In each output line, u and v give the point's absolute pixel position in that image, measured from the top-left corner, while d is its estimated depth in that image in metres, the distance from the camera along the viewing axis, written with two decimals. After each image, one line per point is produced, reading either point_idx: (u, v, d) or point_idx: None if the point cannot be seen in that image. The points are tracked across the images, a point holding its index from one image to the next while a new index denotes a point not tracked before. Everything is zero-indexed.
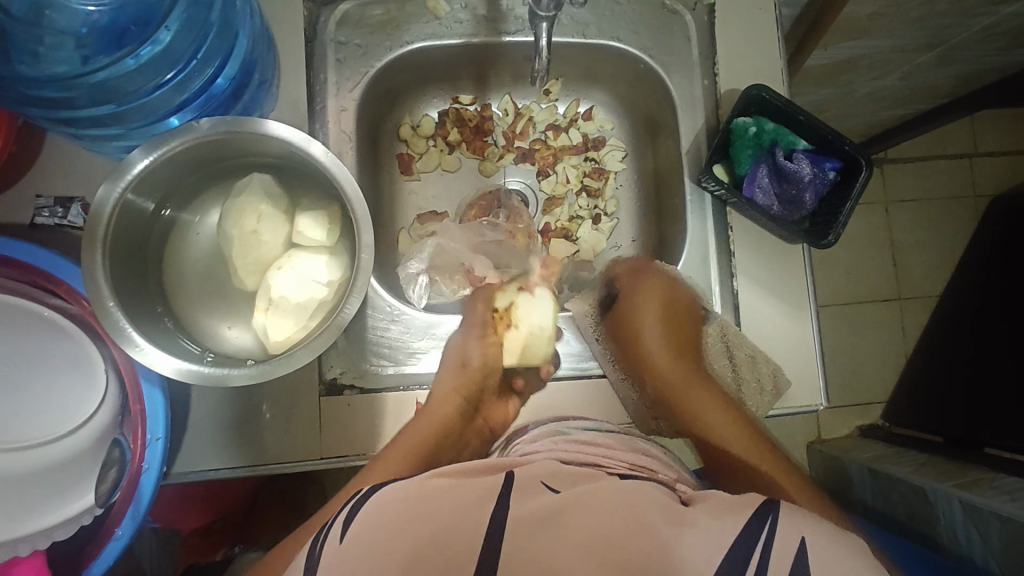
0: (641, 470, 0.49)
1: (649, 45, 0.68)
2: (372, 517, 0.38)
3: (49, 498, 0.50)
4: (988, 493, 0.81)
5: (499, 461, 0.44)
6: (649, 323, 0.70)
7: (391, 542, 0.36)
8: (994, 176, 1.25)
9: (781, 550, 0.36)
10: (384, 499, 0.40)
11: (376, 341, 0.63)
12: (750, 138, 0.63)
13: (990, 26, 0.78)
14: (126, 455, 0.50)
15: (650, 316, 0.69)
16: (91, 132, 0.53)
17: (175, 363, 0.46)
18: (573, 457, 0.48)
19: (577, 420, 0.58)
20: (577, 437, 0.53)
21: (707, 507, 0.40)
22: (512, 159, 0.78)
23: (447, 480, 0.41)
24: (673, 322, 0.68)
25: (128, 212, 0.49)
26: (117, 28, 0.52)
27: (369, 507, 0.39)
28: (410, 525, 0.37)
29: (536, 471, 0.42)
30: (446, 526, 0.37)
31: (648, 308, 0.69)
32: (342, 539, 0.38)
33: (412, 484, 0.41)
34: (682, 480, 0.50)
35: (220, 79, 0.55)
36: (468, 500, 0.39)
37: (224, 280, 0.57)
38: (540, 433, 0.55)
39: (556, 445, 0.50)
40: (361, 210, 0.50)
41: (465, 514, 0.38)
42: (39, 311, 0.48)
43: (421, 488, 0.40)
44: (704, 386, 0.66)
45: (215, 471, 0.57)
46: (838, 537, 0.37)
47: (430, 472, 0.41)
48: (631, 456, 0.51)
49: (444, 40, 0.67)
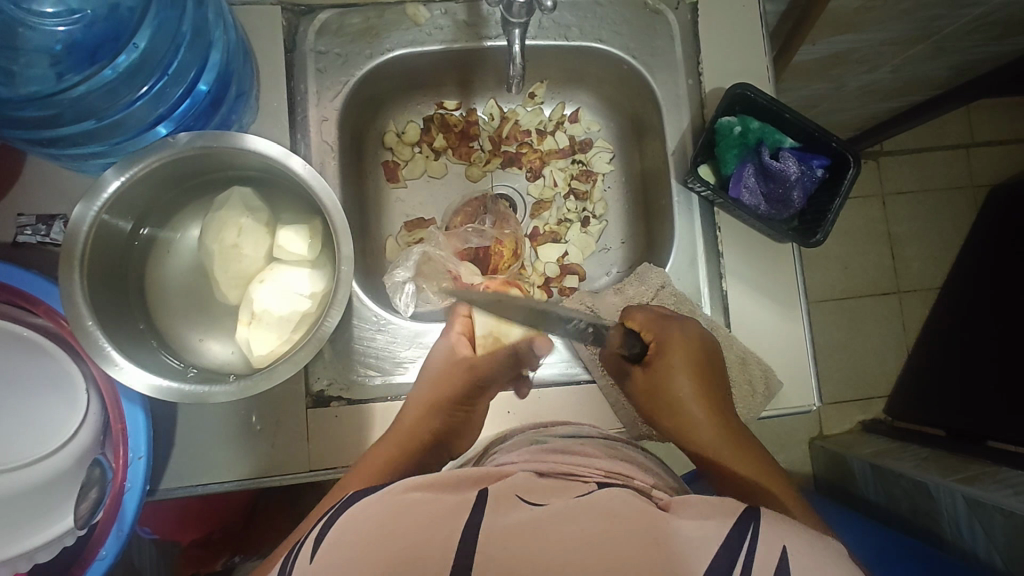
0: (617, 477, 0.47)
1: (632, 46, 0.67)
2: (339, 536, 0.39)
3: (34, 518, 0.50)
4: (990, 487, 0.79)
5: (470, 473, 0.43)
6: (680, 385, 0.58)
7: (361, 559, 0.36)
8: (990, 167, 1.24)
9: (766, 556, 0.37)
10: (359, 511, 0.40)
11: (363, 352, 0.62)
12: (735, 137, 0.63)
13: (980, 17, 0.77)
14: (107, 475, 0.49)
15: (678, 373, 0.58)
16: (70, 152, 0.53)
17: (152, 380, 0.46)
18: (546, 467, 0.47)
19: (558, 427, 0.58)
20: (553, 446, 0.52)
21: (693, 519, 0.40)
22: (499, 164, 0.77)
23: (420, 494, 0.40)
24: (706, 374, 0.59)
25: (106, 232, 0.49)
26: (88, 44, 0.51)
27: (344, 520, 0.40)
28: (381, 538, 0.37)
29: (510, 483, 0.42)
30: (416, 539, 0.37)
31: (683, 366, 0.58)
32: (312, 558, 0.38)
33: (387, 496, 0.40)
34: (659, 486, 0.49)
35: (200, 87, 0.54)
36: (443, 511, 0.38)
37: (207, 296, 0.56)
38: (517, 442, 0.55)
39: (533, 456, 0.50)
40: (339, 220, 0.50)
41: (432, 530, 0.37)
42: (19, 332, 0.48)
43: (393, 502, 0.39)
44: (739, 439, 0.57)
45: (203, 486, 0.57)
46: (816, 551, 0.38)
47: (400, 484, 0.41)
48: (605, 465, 0.50)
49: (425, 46, 0.66)
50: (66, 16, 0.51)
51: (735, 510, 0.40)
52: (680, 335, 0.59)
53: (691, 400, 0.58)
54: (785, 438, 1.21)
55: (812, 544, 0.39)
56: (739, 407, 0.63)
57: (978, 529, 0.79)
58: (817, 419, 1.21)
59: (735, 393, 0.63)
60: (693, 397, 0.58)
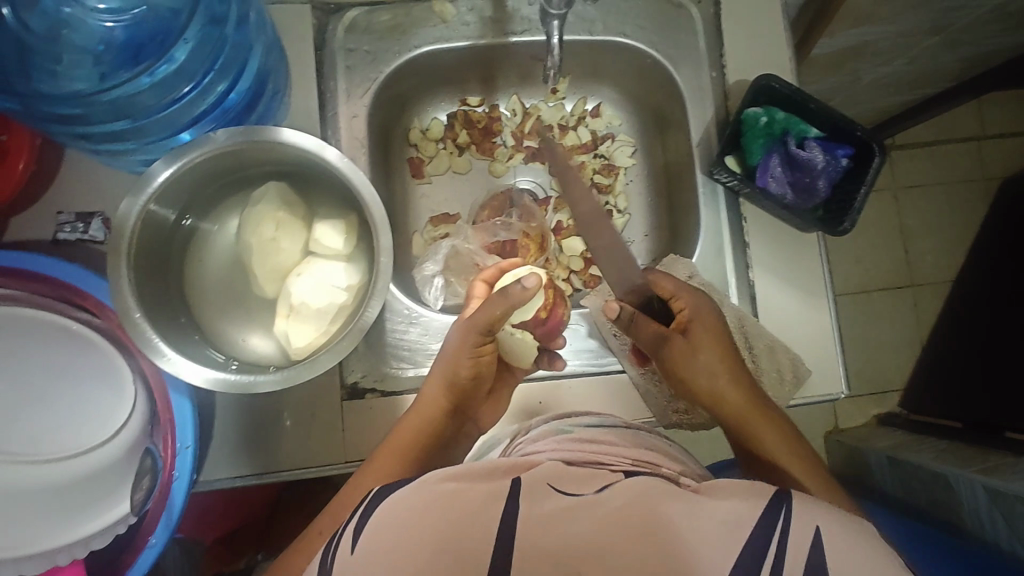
0: (644, 465, 0.48)
1: (655, 40, 0.68)
2: (380, 525, 0.39)
3: (85, 509, 0.50)
4: (1011, 477, 0.79)
5: (505, 463, 0.42)
6: (707, 360, 0.58)
7: (407, 544, 0.37)
8: (1004, 158, 1.24)
9: (797, 538, 0.37)
10: (394, 505, 0.40)
11: (395, 344, 0.63)
12: (761, 127, 0.63)
13: (997, 8, 0.77)
14: (158, 463, 0.50)
15: (706, 349, 0.58)
16: (109, 146, 0.54)
17: (204, 372, 0.47)
18: (574, 457, 0.48)
19: (583, 416, 0.58)
20: (581, 436, 0.52)
21: (726, 500, 0.40)
22: (521, 159, 0.78)
23: (458, 483, 0.40)
24: (726, 357, 0.58)
25: (152, 224, 0.50)
26: (133, 43, 0.53)
27: (380, 515, 0.40)
28: (429, 524, 0.38)
29: (542, 471, 0.41)
30: (464, 529, 0.38)
31: (703, 340, 0.58)
32: (353, 549, 0.39)
33: (424, 487, 0.41)
34: (686, 474, 0.50)
35: (233, 94, 0.56)
36: (481, 503, 0.39)
37: (244, 290, 0.57)
38: (542, 433, 0.56)
39: (559, 446, 0.51)
40: (378, 214, 0.50)
41: (477, 515, 0.38)
42: (67, 325, 0.48)
43: (430, 492, 0.40)
44: (753, 397, 0.58)
45: (240, 479, 0.58)
46: (849, 532, 0.38)
47: (432, 476, 0.41)
48: (634, 453, 0.50)
49: (452, 43, 0.67)
50: (116, 15, 0.52)
51: (768, 490, 0.40)
52: (706, 306, 0.59)
53: (711, 372, 0.58)
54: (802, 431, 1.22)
55: (848, 525, 0.39)
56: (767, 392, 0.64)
57: (998, 519, 0.79)
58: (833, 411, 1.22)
59: (764, 380, 0.64)
60: (715, 372, 0.58)
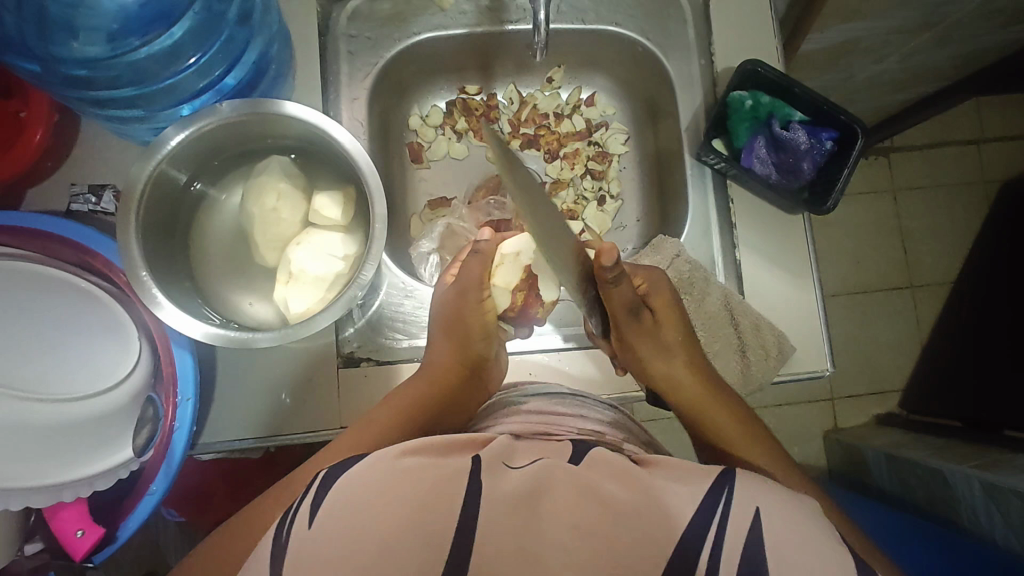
0: (592, 435, 0.52)
1: (646, 28, 0.71)
2: (340, 497, 0.40)
3: (87, 455, 0.53)
4: (1007, 472, 0.79)
5: (458, 439, 0.45)
6: (655, 347, 0.59)
7: (365, 516, 0.39)
8: (1002, 162, 1.25)
9: None
10: (353, 480, 0.41)
11: (391, 316, 0.65)
12: (746, 111, 0.66)
13: (982, 5, 0.79)
14: (159, 412, 0.53)
15: (655, 328, 0.60)
16: (119, 112, 0.57)
17: (204, 327, 0.49)
18: (523, 427, 0.51)
19: (533, 386, 0.61)
20: (533, 407, 0.55)
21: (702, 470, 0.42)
22: (518, 145, 0.81)
23: (416, 458, 0.42)
24: (676, 337, 0.60)
25: (162, 184, 0.52)
26: (145, 17, 0.56)
27: (338, 490, 0.41)
28: (387, 502, 0.39)
29: (496, 448, 0.45)
30: (426, 503, 0.40)
31: (651, 327, 0.59)
32: (308, 524, 0.40)
33: (381, 461, 0.42)
34: (628, 439, 0.54)
35: (228, 80, 0.59)
36: (443, 477, 0.41)
37: (247, 256, 0.60)
38: (497, 405, 0.60)
39: (512, 416, 0.54)
40: (374, 181, 0.53)
41: (440, 491, 0.40)
42: (77, 282, 0.51)
43: (390, 466, 0.42)
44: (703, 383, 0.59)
45: (239, 442, 0.60)
46: None
47: (393, 452, 0.43)
48: (587, 420, 0.55)
49: (450, 30, 0.70)
50: None
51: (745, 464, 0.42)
52: (661, 284, 0.62)
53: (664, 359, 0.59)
54: (800, 429, 1.22)
55: None
56: (754, 370, 0.65)
57: (992, 512, 0.79)
58: (832, 409, 1.23)
59: (750, 357, 0.65)
60: (666, 358, 0.59)
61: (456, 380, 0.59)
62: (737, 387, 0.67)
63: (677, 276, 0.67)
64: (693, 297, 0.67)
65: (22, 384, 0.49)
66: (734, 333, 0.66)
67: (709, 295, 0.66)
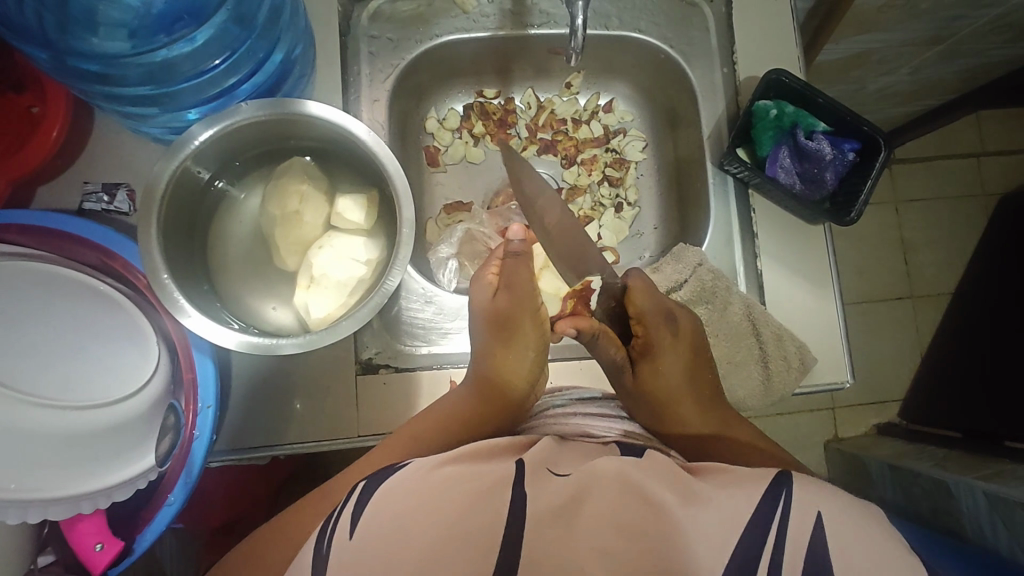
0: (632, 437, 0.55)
1: (669, 36, 0.71)
2: (382, 509, 0.43)
3: (104, 465, 0.51)
4: (1011, 483, 0.80)
5: (501, 445, 0.49)
6: (673, 371, 0.59)
7: (406, 529, 0.41)
8: (1003, 176, 1.26)
9: None
10: (396, 489, 0.44)
11: (409, 322, 0.64)
12: (770, 120, 0.65)
13: (996, 20, 0.79)
14: (181, 420, 0.50)
15: (673, 353, 0.60)
16: (135, 109, 0.56)
17: (228, 333, 0.48)
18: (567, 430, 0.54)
19: (572, 389, 0.62)
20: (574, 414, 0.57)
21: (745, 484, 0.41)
22: (535, 151, 0.80)
23: (458, 466, 0.45)
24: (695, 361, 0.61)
25: (184, 184, 0.51)
26: (170, 15, 0.55)
27: (381, 500, 0.43)
28: (429, 516, 0.41)
29: (538, 455, 0.47)
30: (466, 516, 0.42)
31: (673, 350, 0.60)
32: (350, 535, 0.42)
33: (422, 469, 0.45)
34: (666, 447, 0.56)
35: (244, 87, 0.58)
36: (486, 486, 0.43)
37: (265, 259, 0.58)
38: (536, 409, 0.61)
39: (554, 422, 0.56)
40: (401, 185, 0.51)
41: (482, 502, 0.42)
42: (96, 286, 0.49)
43: (431, 477, 0.44)
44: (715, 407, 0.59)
45: (254, 449, 0.58)
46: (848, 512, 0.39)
47: (435, 460, 0.45)
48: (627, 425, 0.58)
49: (471, 33, 0.69)
50: None
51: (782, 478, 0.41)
52: (673, 316, 0.61)
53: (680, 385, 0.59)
54: (804, 438, 1.23)
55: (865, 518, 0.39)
56: (775, 380, 0.64)
57: (997, 523, 0.79)
58: (834, 418, 1.23)
59: (770, 367, 0.65)
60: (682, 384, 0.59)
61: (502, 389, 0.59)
62: (756, 397, 0.67)
63: (699, 285, 0.67)
64: (713, 306, 0.67)
65: (34, 387, 0.48)
66: (756, 343, 0.65)
67: (730, 305, 0.66)
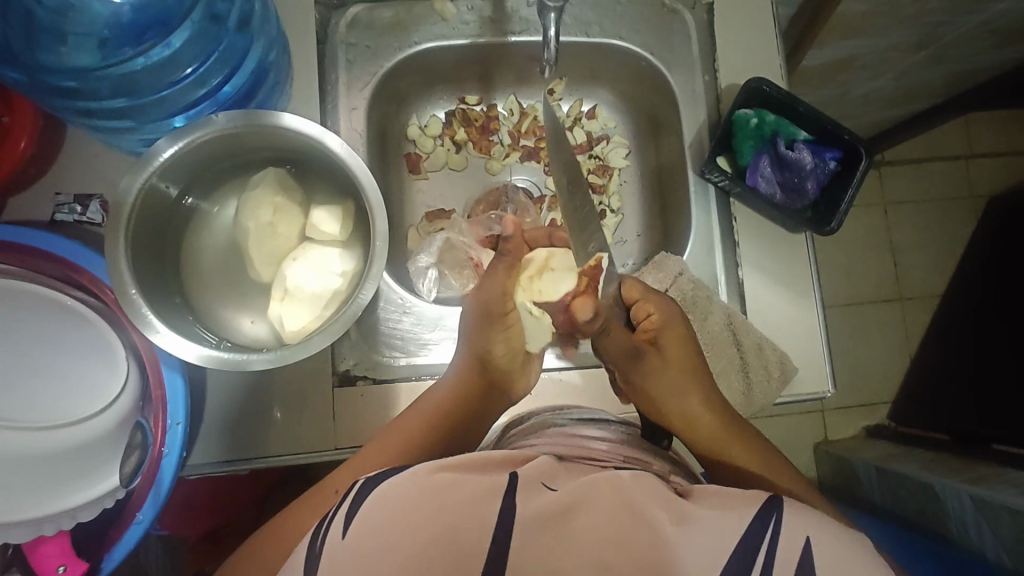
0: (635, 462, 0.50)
1: (650, 43, 0.70)
2: (372, 511, 0.39)
3: (72, 482, 0.51)
4: (996, 487, 0.79)
5: (497, 455, 0.43)
6: (678, 379, 0.56)
7: (396, 533, 0.37)
8: (990, 178, 1.27)
9: (791, 549, 0.37)
10: (386, 492, 0.40)
11: (388, 333, 0.64)
12: (750, 129, 0.65)
13: (981, 24, 0.79)
14: (147, 438, 0.50)
15: (679, 358, 0.57)
16: (109, 124, 0.55)
17: (196, 348, 0.47)
18: (567, 450, 0.50)
19: (570, 409, 0.60)
20: (575, 431, 0.54)
21: (723, 503, 0.40)
22: (517, 157, 0.80)
23: (453, 473, 0.40)
24: (698, 369, 0.57)
25: (152, 199, 0.50)
26: (137, 25, 0.54)
27: (371, 504, 0.39)
28: (420, 520, 0.38)
29: (536, 468, 0.43)
30: (460, 522, 0.38)
31: (678, 357, 0.57)
32: (342, 535, 0.38)
33: (415, 475, 0.41)
34: (674, 470, 0.52)
35: (226, 88, 0.56)
36: (481, 493, 0.39)
37: (240, 270, 0.58)
38: (531, 425, 0.58)
39: (552, 438, 0.53)
40: (374, 197, 0.51)
41: (479, 508, 0.38)
42: (63, 300, 0.49)
43: (423, 481, 0.40)
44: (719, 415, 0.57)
45: (228, 464, 0.58)
46: (824, 530, 0.38)
47: (428, 465, 0.41)
48: (630, 448, 0.53)
49: (451, 40, 0.69)
50: None
51: (762, 499, 0.40)
52: (672, 312, 0.58)
53: (686, 394, 0.56)
54: (792, 441, 1.22)
55: (843, 535, 0.38)
56: (756, 391, 0.64)
57: (983, 527, 0.79)
58: (822, 421, 1.23)
59: (752, 377, 0.64)
60: (688, 393, 0.56)
61: (493, 391, 0.58)
62: (738, 407, 0.66)
63: (680, 295, 0.66)
64: (695, 315, 0.66)
65: None
66: (737, 353, 0.65)
67: (712, 314, 0.65)
